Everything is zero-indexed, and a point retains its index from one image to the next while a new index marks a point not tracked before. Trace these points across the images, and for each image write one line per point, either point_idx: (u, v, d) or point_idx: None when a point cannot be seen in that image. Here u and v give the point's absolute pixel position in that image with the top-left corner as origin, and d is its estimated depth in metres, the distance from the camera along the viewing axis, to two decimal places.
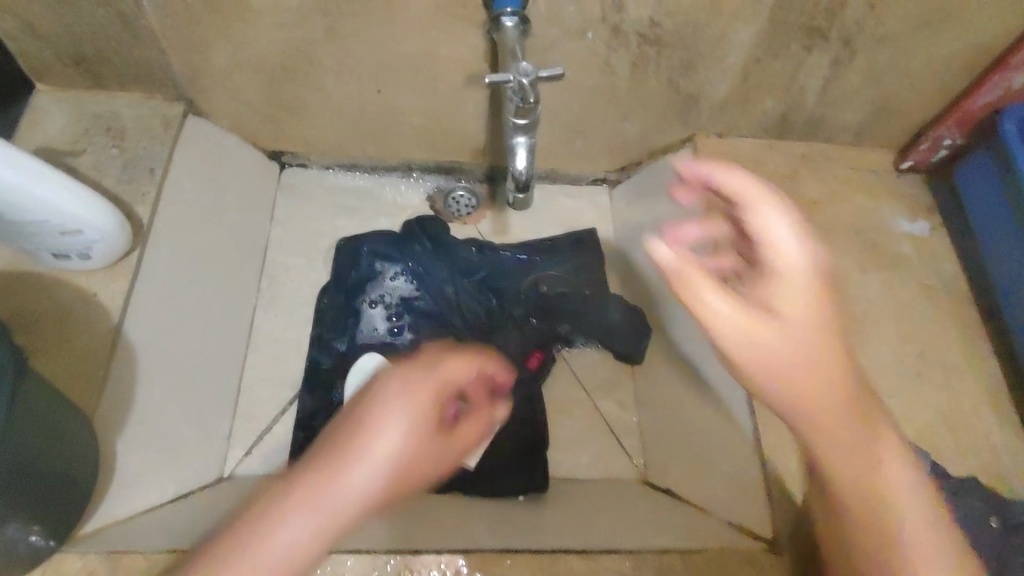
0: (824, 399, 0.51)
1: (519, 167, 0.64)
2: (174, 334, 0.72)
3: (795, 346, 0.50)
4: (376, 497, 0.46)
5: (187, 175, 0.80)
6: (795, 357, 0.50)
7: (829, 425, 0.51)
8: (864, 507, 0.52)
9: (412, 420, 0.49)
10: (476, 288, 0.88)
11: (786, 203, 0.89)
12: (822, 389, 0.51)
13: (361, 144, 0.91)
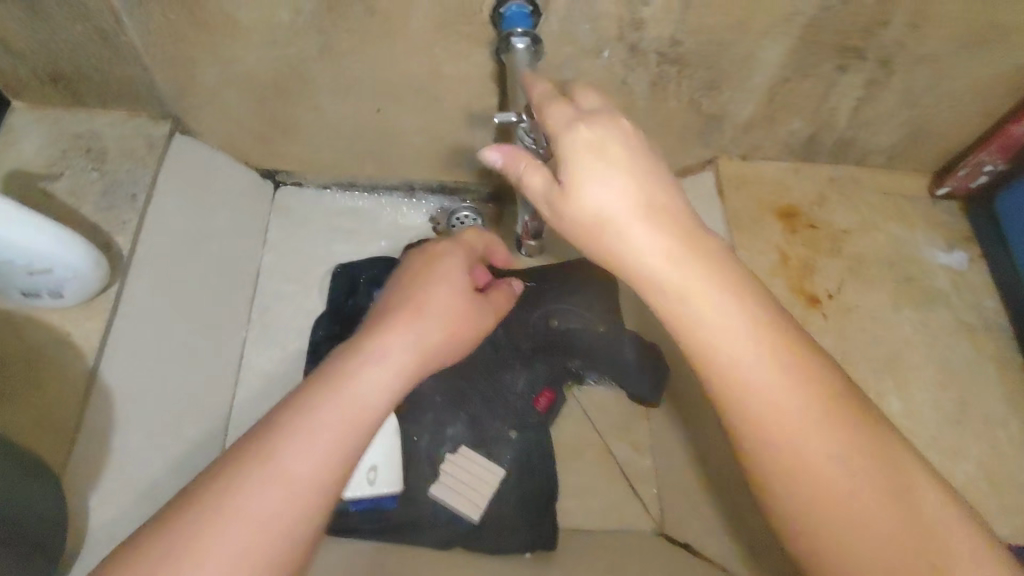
0: (754, 378, 0.41)
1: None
2: (155, 373, 0.67)
3: (727, 314, 0.42)
4: (423, 346, 0.50)
5: (173, 200, 0.75)
6: (720, 331, 0.42)
7: (778, 415, 0.41)
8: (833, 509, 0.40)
9: (453, 303, 0.55)
10: None
11: (814, 231, 0.83)
12: (778, 380, 0.41)
13: (359, 164, 0.86)
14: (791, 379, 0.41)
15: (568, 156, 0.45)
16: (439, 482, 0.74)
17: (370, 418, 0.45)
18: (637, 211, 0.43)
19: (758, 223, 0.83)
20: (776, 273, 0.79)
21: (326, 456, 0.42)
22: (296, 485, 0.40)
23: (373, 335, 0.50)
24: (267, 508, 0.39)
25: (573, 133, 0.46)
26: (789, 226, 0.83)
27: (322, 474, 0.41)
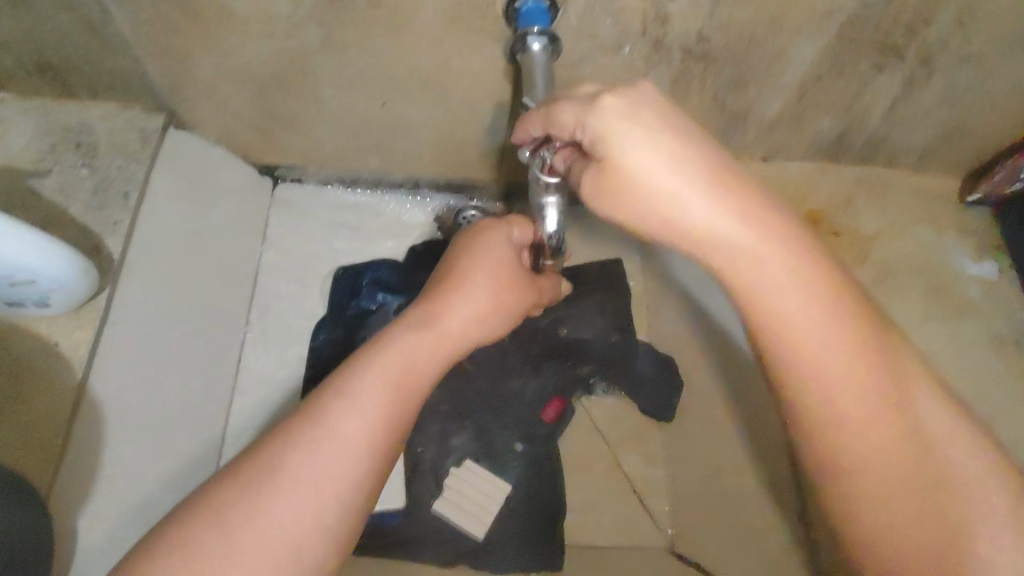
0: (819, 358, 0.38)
1: (549, 231, 0.55)
2: (148, 383, 0.65)
3: (793, 294, 0.38)
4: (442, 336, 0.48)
5: (167, 199, 0.71)
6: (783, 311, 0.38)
7: (840, 399, 0.38)
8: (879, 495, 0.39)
9: (502, 284, 0.52)
10: None
11: (839, 237, 0.79)
12: (845, 360, 0.38)
13: (363, 159, 0.82)
14: (857, 363, 0.38)
15: (602, 134, 0.40)
16: (442, 498, 0.72)
17: (410, 407, 0.44)
18: (689, 186, 0.38)
19: None
20: None
21: (369, 446, 0.41)
22: (340, 476, 0.40)
23: (414, 320, 0.48)
24: (312, 498, 0.39)
25: (598, 109, 0.40)
26: (813, 231, 0.78)
27: (366, 465, 0.41)
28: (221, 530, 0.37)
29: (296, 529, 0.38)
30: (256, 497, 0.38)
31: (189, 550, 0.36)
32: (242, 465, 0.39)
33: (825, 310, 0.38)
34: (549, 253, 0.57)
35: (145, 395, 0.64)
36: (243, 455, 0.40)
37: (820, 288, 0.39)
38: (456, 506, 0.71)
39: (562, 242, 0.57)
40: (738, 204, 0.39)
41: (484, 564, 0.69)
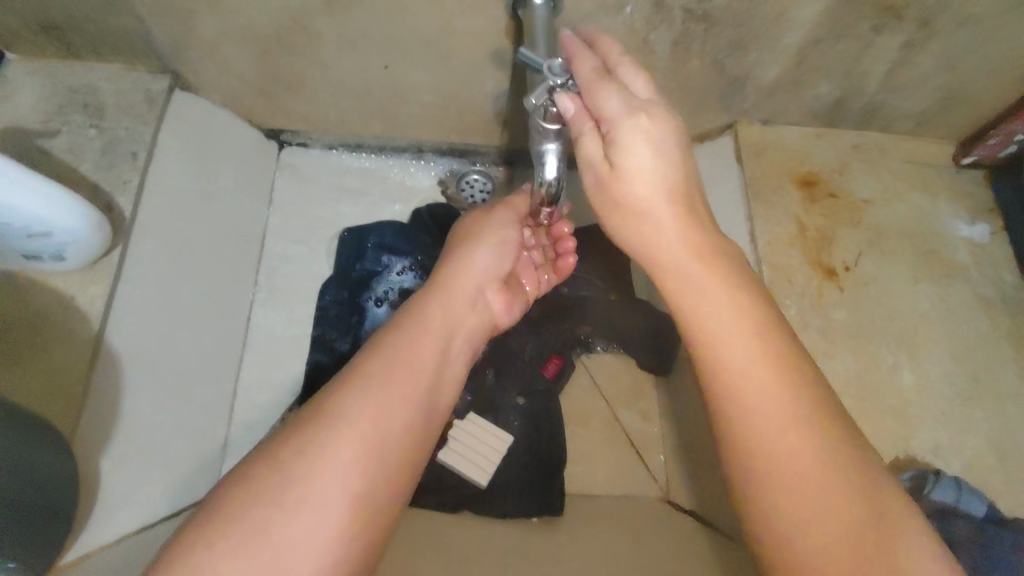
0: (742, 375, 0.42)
1: (548, 178, 0.55)
2: (164, 338, 0.67)
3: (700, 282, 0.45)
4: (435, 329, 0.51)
5: (176, 160, 0.72)
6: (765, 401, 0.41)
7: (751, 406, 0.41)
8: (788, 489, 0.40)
9: (499, 260, 0.61)
10: None
11: (834, 201, 0.81)
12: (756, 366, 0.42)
13: (366, 122, 0.83)
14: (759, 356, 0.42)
15: (623, 139, 0.45)
16: (447, 448, 0.74)
17: (433, 353, 0.49)
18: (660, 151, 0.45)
19: (778, 189, 0.80)
20: (794, 244, 0.77)
21: (400, 387, 0.45)
22: (376, 418, 0.43)
23: (427, 291, 0.55)
24: (355, 439, 0.42)
25: (634, 120, 0.45)
26: (809, 195, 0.80)
27: (381, 434, 0.43)
28: (270, 501, 0.39)
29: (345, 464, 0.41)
30: (301, 447, 0.41)
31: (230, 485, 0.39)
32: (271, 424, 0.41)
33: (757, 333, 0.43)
34: (548, 200, 0.58)
35: (162, 350, 0.66)
36: (281, 431, 0.43)
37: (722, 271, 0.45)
38: (459, 455, 0.74)
39: (559, 191, 0.57)
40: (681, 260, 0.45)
41: (486, 511, 0.72)
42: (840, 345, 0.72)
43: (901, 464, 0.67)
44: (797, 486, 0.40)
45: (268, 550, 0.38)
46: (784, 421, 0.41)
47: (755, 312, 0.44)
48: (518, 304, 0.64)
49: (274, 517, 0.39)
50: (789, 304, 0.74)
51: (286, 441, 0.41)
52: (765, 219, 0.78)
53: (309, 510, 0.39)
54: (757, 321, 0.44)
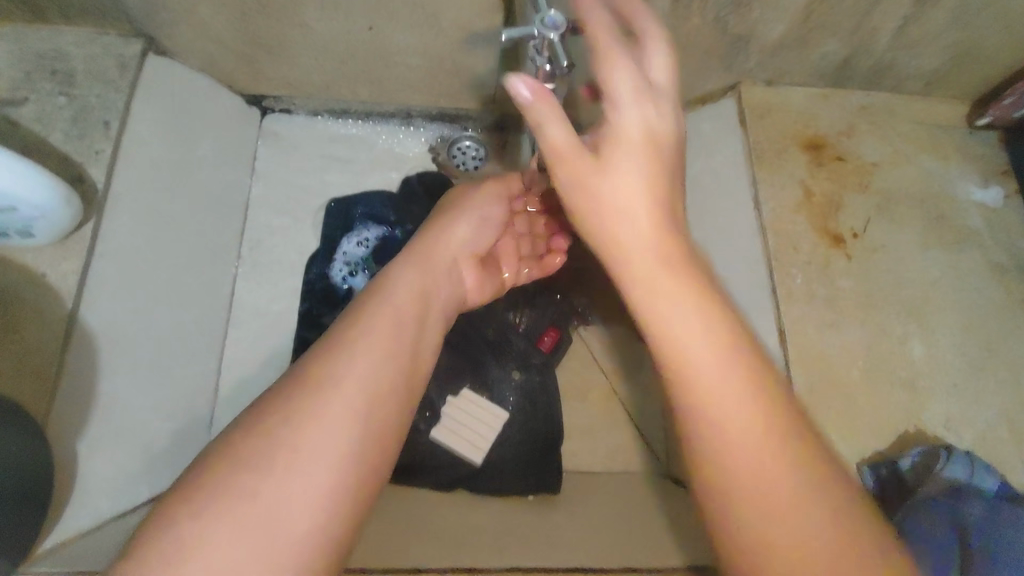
0: (718, 372, 0.36)
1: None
2: (143, 316, 0.65)
3: (677, 281, 0.38)
4: (420, 291, 0.49)
5: (152, 128, 0.69)
6: (739, 414, 0.36)
7: (726, 411, 0.36)
8: (742, 467, 0.36)
9: (478, 234, 0.59)
10: None
11: (841, 164, 0.77)
12: (731, 370, 0.37)
13: (353, 89, 0.79)
14: (736, 362, 0.37)
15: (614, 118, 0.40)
16: (440, 426, 0.72)
17: (415, 317, 0.47)
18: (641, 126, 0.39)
19: (782, 153, 0.77)
20: (800, 210, 0.74)
21: (389, 350, 0.43)
22: (365, 379, 0.41)
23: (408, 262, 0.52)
24: (351, 399, 0.40)
25: (613, 84, 0.39)
26: (815, 159, 0.77)
27: (368, 398, 0.40)
28: (256, 467, 0.37)
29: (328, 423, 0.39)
30: (291, 415, 0.39)
31: (218, 467, 0.37)
32: (252, 420, 0.39)
33: (722, 327, 0.37)
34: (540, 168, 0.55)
35: (139, 326, 0.64)
36: (266, 402, 0.40)
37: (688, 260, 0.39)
38: (453, 431, 0.72)
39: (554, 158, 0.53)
40: (657, 251, 0.39)
41: (480, 487, 0.70)
42: (844, 313, 0.70)
43: (912, 437, 0.65)
44: (766, 504, 0.35)
45: (259, 517, 0.35)
46: (751, 420, 0.36)
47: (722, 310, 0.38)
48: (493, 286, 0.61)
49: (266, 479, 0.36)
50: (794, 273, 0.71)
51: (278, 408, 0.39)
52: (770, 185, 0.74)
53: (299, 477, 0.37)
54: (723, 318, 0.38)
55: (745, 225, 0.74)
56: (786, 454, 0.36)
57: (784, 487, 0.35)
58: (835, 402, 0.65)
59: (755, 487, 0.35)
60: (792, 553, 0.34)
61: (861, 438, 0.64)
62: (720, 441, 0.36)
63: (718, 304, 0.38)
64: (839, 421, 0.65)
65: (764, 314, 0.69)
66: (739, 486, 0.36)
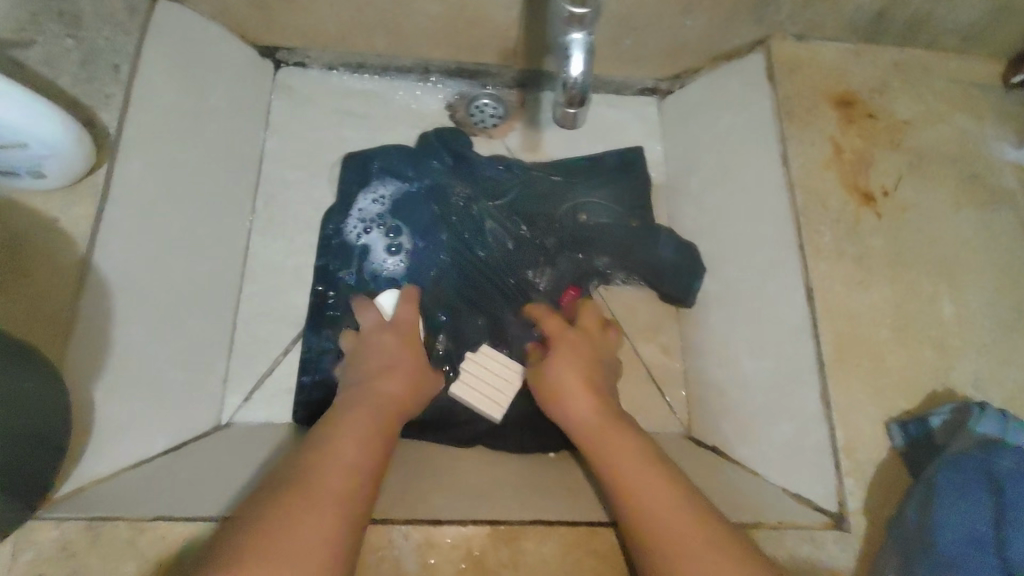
0: (587, 422, 0.60)
1: (574, 74, 0.50)
2: (155, 263, 0.63)
3: (577, 389, 0.62)
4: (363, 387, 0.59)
5: (163, 74, 0.67)
6: (614, 455, 0.55)
7: (614, 462, 0.55)
8: (637, 492, 0.51)
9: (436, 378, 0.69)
10: (504, 214, 0.79)
11: (872, 121, 0.74)
12: (600, 421, 0.59)
13: (368, 39, 0.77)
14: (605, 412, 0.60)
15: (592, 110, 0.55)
16: (459, 382, 0.70)
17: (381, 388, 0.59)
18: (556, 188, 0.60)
19: (813, 107, 0.74)
20: (830, 166, 0.71)
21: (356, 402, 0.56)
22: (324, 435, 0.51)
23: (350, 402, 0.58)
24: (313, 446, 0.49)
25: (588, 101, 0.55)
26: (846, 114, 0.74)
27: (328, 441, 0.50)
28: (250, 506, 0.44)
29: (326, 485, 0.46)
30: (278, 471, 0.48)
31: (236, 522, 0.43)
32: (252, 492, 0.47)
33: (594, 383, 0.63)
34: (570, 102, 0.52)
35: (152, 276, 0.63)
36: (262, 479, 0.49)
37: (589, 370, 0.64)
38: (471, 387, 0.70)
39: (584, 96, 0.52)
40: (577, 372, 0.64)
41: (501, 445, 0.69)
42: (874, 271, 0.68)
43: (941, 397, 0.63)
44: (652, 515, 0.49)
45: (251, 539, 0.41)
46: (635, 472, 0.53)
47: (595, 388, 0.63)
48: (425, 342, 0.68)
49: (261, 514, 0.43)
50: (823, 231, 0.68)
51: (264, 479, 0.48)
52: (800, 140, 0.72)
53: (305, 519, 0.42)
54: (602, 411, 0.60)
55: (771, 182, 0.72)
56: (638, 461, 0.54)
57: (660, 508, 0.49)
58: (865, 360, 0.64)
59: (645, 518, 0.49)
60: (672, 543, 0.46)
61: (891, 397, 0.63)
62: (607, 465, 0.55)
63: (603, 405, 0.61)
64: (868, 379, 0.63)
65: (791, 271, 0.68)
66: (646, 528, 0.48)
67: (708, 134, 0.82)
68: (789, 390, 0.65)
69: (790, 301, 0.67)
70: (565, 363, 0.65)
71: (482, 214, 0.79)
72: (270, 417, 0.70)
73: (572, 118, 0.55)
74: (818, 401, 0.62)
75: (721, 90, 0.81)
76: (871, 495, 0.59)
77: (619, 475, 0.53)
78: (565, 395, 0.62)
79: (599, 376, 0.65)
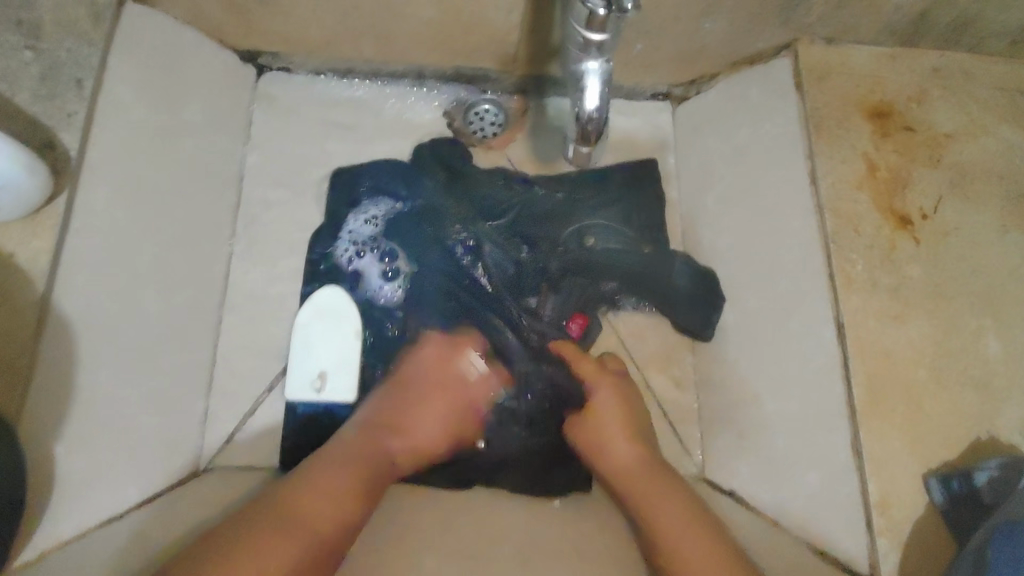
0: (631, 452, 0.61)
1: (589, 107, 0.48)
2: (124, 299, 0.58)
3: (617, 417, 0.63)
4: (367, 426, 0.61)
5: (133, 87, 0.61)
6: (663, 495, 0.57)
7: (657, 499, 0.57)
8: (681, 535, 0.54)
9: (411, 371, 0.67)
10: (504, 238, 0.73)
11: (909, 135, 0.68)
12: (636, 456, 0.61)
13: (357, 45, 0.72)
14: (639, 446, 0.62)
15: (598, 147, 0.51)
16: None
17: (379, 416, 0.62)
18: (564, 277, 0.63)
19: (845, 120, 0.67)
20: (863, 187, 0.65)
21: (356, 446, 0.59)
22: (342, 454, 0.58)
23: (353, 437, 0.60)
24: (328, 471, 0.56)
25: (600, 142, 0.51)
26: (880, 128, 0.67)
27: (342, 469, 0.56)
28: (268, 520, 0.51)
29: (304, 519, 0.51)
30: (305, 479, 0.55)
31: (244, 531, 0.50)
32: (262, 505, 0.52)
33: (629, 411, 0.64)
34: (584, 139, 0.50)
35: (122, 312, 0.58)
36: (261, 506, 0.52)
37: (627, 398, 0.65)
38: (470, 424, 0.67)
39: (599, 127, 0.50)
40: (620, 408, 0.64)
41: (500, 484, 0.64)
42: (910, 304, 0.61)
43: (985, 447, 0.57)
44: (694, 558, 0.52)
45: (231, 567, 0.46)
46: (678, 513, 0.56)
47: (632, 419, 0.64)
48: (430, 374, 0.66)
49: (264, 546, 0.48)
50: (854, 259, 0.62)
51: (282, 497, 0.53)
52: (830, 157, 0.65)
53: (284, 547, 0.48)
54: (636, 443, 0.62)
55: (796, 204, 0.66)
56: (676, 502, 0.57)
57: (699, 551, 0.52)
58: (900, 404, 0.58)
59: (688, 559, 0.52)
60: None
61: (928, 446, 0.57)
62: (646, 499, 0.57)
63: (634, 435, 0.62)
64: (904, 426, 0.57)
65: (819, 305, 0.62)
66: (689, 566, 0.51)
67: (727, 147, 0.75)
68: (816, 437, 0.60)
69: (818, 337, 0.61)
70: (609, 408, 0.63)
71: (480, 235, 0.73)
72: (251, 462, 0.66)
73: (585, 156, 0.51)
74: (848, 451, 0.57)
75: (742, 98, 0.75)
76: (905, 556, 0.53)
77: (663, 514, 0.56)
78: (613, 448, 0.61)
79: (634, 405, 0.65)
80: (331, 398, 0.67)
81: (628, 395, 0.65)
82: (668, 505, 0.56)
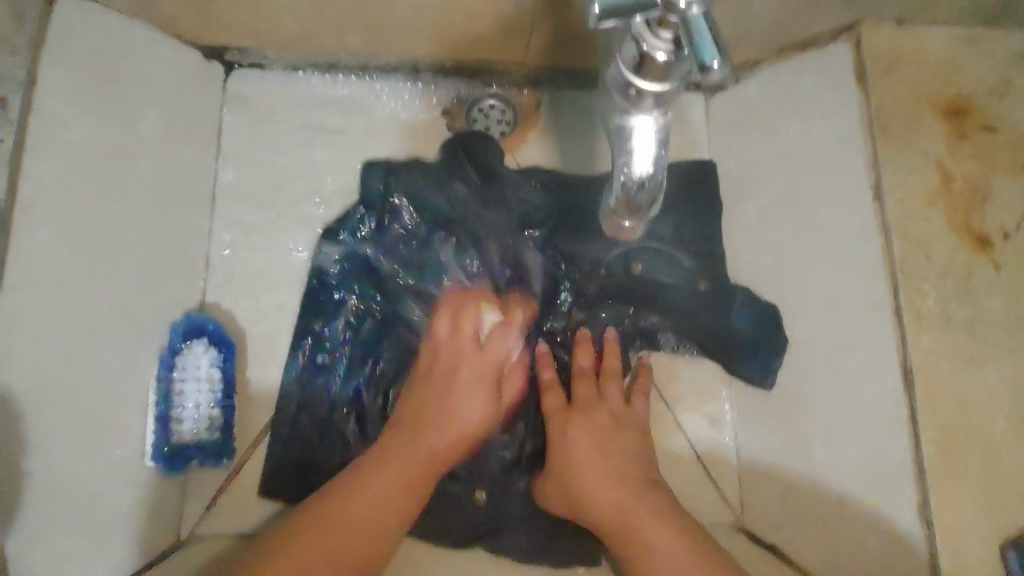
0: (593, 452, 0.55)
1: (641, 174, 0.44)
2: (77, 361, 0.50)
3: (585, 422, 0.57)
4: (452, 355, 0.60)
5: (71, 102, 0.51)
6: (627, 504, 0.52)
7: (619, 507, 0.51)
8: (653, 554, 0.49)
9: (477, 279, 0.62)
10: (543, 250, 0.65)
11: (991, 135, 0.57)
12: (597, 461, 0.54)
13: (340, 36, 0.62)
14: (606, 447, 0.55)
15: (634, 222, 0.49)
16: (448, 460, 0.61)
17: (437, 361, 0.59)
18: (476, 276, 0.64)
19: (916, 119, 0.57)
20: (937, 202, 0.55)
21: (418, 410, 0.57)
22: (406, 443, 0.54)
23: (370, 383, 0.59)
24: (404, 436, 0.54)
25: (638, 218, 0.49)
26: (956, 127, 0.57)
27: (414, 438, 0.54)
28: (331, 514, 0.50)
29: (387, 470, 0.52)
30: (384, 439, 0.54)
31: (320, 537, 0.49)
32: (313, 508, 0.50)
33: (599, 418, 0.57)
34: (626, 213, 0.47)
35: (75, 375, 0.49)
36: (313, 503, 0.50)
37: (597, 401, 0.59)
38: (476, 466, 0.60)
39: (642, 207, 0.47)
40: (589, 412, 0.57)
41: (499, 543, 0.58)
42: (990, 341, 0.52)
43: None
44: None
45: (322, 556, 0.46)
46: (651, 523, 0.50)
47: (598, 420, 0.57)
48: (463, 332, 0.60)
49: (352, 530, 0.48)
50: (925, 290, 0.53)
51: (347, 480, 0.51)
52: (897, 167, 0.55)
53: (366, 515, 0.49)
54: (602, 446, 0.55)
55: (853, 223, 0.57)
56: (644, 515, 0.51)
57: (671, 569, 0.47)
58: (975, 462, 0.50)
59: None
60: None
61: (1010, 513, 0.49)
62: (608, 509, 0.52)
63: (605, 439, 0.56)
64: (981, 489, 0.49)
65: (882, 345, 0.53)
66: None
67: (772, 148, 0.66)
68: (876, 497, 0.53)
69: (878, 382, 0.53)
70: (576, 421, 0.57)
71: (517, 251, 0.64)
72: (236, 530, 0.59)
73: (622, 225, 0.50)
74: (913, 518, 0.50)
75: (791, 90, 0.65)
76: None
77: (631, 528, 0.50)
78: (572, 457, 0.55)
79: (614, 409, 0.58)
80: (145, 445, 0.55)
81: (590, 408, 0.58)
82: (651, 530, 0.50)
